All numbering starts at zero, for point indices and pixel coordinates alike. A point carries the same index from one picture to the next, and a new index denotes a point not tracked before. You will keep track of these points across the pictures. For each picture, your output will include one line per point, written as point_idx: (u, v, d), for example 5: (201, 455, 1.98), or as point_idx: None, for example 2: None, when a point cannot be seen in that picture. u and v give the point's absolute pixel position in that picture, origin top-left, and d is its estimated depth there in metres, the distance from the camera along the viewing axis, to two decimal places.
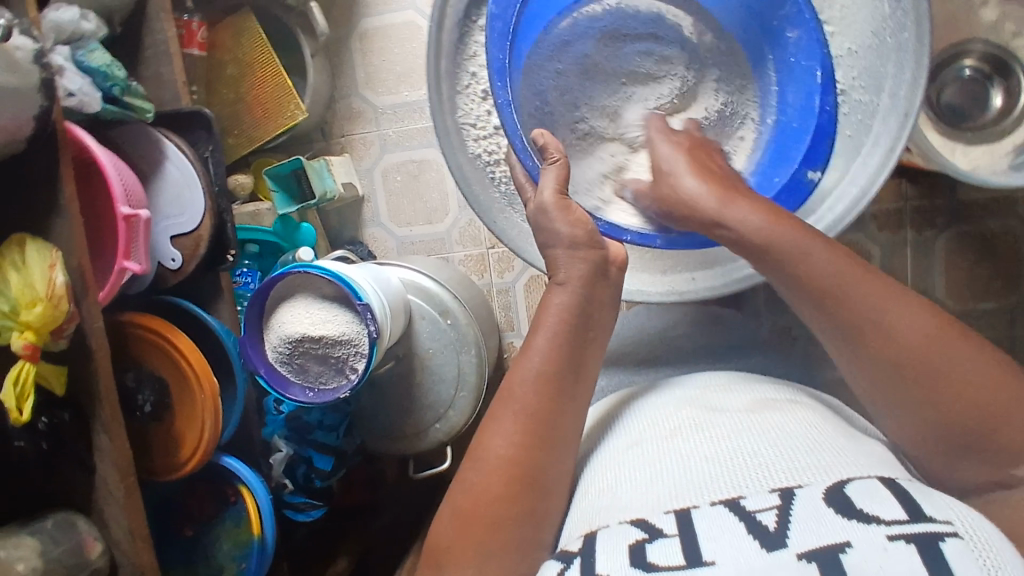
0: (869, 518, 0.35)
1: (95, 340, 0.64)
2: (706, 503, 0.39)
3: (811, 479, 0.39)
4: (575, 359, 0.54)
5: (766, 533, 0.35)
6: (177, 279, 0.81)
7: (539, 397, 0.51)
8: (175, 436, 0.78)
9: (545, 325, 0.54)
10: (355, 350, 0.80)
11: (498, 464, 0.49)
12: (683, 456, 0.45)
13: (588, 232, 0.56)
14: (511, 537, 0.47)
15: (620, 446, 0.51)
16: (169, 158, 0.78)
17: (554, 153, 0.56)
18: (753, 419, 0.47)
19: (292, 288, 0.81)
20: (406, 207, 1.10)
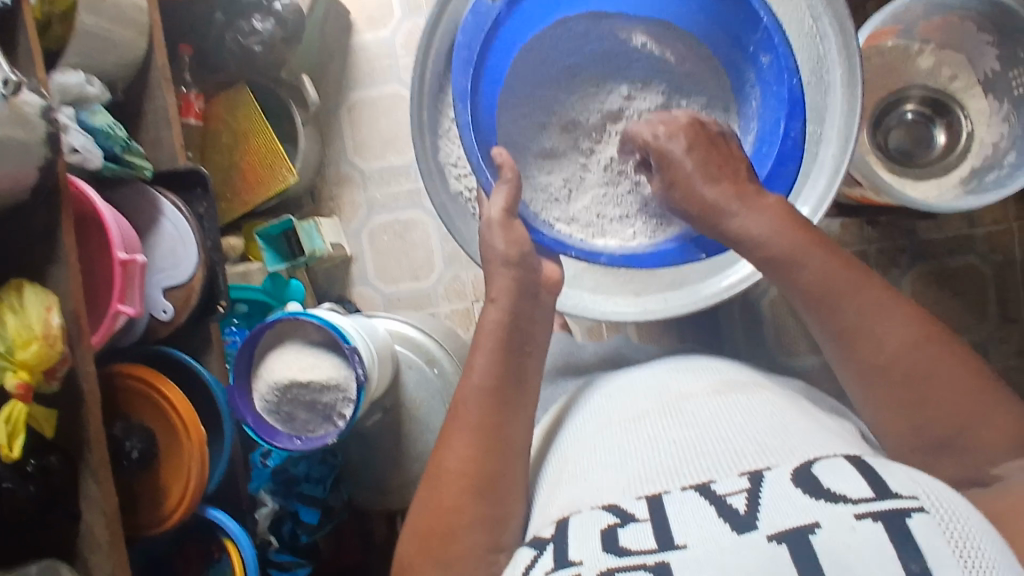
0: (835, 497, 0.33)
1: (87, 385, 0.66)
2: (676, 488, 0.37)
3: (782, 460, 0.37)
4: (517, 364, 0.55)
5: (737, 515, 0.33)
6: (168, 330, 0.82)
7: (482, 411, 0.53)
8: (160, 488, 0.78)
9: (484, 344, 0.56)
10: (342, 395, 0.81)
11: (453, 482, 0.50)
12: (647, 439, 0.44)
13: (520, 252, 0.60)
14: (466, 546, 0.48)
15: (585, 430, 0.51)
16: (164, 215, 0.81)
17: (508, 172, 0.60)
18: (718, 398, 0.46)
19: (281, 335, 0.84)
20: (393, 264, 1.13)
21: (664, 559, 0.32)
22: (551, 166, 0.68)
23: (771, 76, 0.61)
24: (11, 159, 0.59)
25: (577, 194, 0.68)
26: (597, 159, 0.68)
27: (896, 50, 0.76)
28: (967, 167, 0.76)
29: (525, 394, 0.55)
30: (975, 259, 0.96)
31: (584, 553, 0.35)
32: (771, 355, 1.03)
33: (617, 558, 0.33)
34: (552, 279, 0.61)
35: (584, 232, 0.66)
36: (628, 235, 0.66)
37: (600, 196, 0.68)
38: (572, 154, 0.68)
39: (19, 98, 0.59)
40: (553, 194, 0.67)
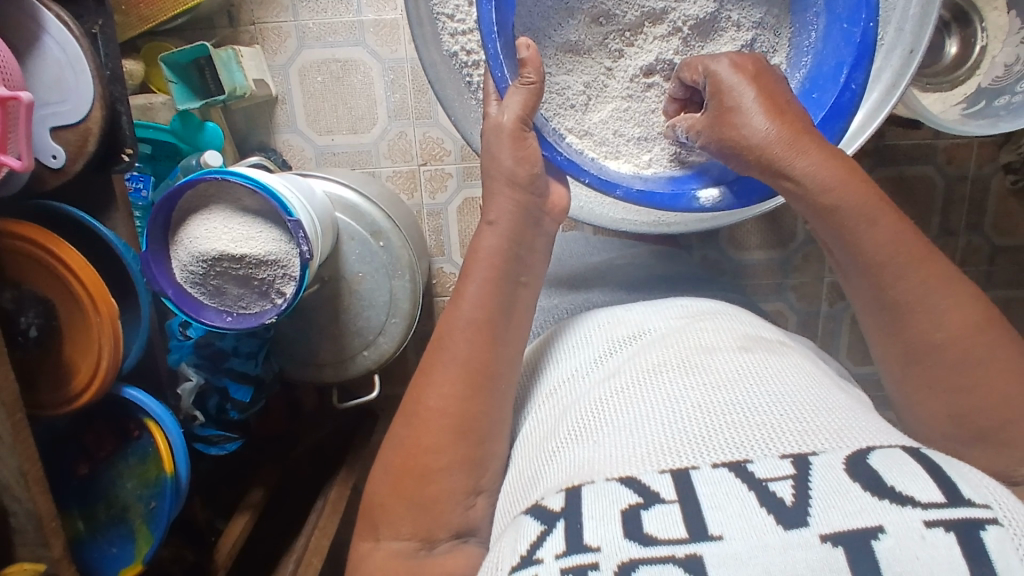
0: (904, 499, 0.34)
1: None
2: (706, 464, 0.38)
3: (826, 446, 0.39)
4: (509, 293, 0.52)
5: (783, 508, 0.35)
6: (60, 181, 0.67)
7: (471, 346, 0.49)
8: (66, 366, 0.69)
9: (474, 272, 0.52)
10: (283, 272, 0.71)
11: (426, 420, 0.48)
12: (673, 400, 0.44)
13: (528, 172, 0.55)
14: (443, 490, 0.47)
15: (594, 380, 0.51)
16: (47, 31, 0.63)
17: (531, 75, 0.54)
18: (744, 364, 0.48)
19: (206, 196, 0.71)
20: (328, 112, 0.98)
21: (697, 552, 0.34)
22: (572, 64, 0.64)
23: (845, 10, 0.55)
24: None
25: (596, 102, 0.64)
26: (625, 66, 0.64)
27: None
28: (973, 84, 0.74)
29: (496, 305, 0.51)
30: (930, 169, 0.96)
31: (605, 539, 0.36)
32: (722, 249, 1.02)
33: (643, 548, 0.35)
34: (558, 207, 0.57)
35: (597, 149, 0.64)
36: (642, 159, 0.64)
37: (620, 110, 0.64)
38: (597, 54, 0.64)
39: None
40: (570, 99, 0.63)
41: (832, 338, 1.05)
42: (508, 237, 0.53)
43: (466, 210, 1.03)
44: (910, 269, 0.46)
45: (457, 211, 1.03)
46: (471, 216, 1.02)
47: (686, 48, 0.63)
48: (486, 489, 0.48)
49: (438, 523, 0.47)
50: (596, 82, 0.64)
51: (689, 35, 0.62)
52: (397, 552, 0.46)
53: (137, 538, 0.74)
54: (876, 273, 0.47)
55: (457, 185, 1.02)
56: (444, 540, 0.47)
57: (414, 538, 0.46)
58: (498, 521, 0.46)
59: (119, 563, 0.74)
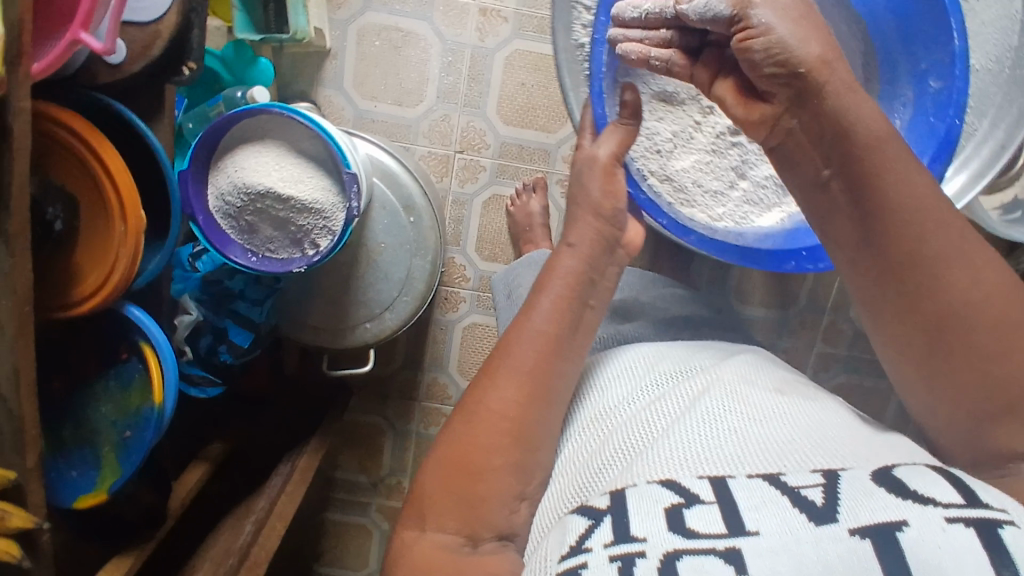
0: (926, 501, 0.37)
1: (19, 128, 0.50)
2: (743, 475, 0.41)
3: (855, 464, 0.42)
4: (579, 310, 0.52)
5: (814, 507, 0.37)
6: (112, 80, 0.64)
7: (537, 356, 0.49)
8: (76, 270, 0.65)
9: (550, 287, 0.52)
10: (323, 224, 0.69)
11: (487, 418, 0.47)
12: (712, 416, 0.48)
13: (613, 207, 0.55)
14: (491, 484, 0.46)
15: (636, 400, 0.54)
16: None
17: (630, 119, 0.56)
18: (775, 395, 0.51)
19: (265, 131, 0.68)
20: (377, 78, 0.97)
21: (736, 545, 0.36)
22: (663, 112, 0.65)
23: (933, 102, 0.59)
24: None
25: (681, 151, 0.66)
26: (713, 122, 0.66)
27: None
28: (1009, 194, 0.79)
29: (567, 320, 0.51)
30: None
31: (648, 531, 0.38)
32: (727, 298, 1.04)
33: (686, 540, 0.37)
34: (632, 244, 0.57)
35: (674, 194, 0.64)
36: (716, 212, 0.65)
37: (702, 162, 0.66)
38: (689, 107, 0.65)
39: None
40: (657, 145, 0.64)
41: None
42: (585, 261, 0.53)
43: (492, 206, 1.02)
44: (932, 233, 0.44)
45: (482, 205, 1.02)
46: (495, 212, 1.01)
47: None
48: (530, 495, 0.48)
49: (481, 521, 0.46)
50: (686, 132, 0.65)
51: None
52: (442, 545, 0.45)
53: (101, 467, 0.69)
54: (886, 235, 0.45)
55: (488, 180, 1.01)
56: (487, 540, 0.46)
57: (459, 533, 0.45)
58: (541, 527, 0.48)
59: (80, 489, 0.69)
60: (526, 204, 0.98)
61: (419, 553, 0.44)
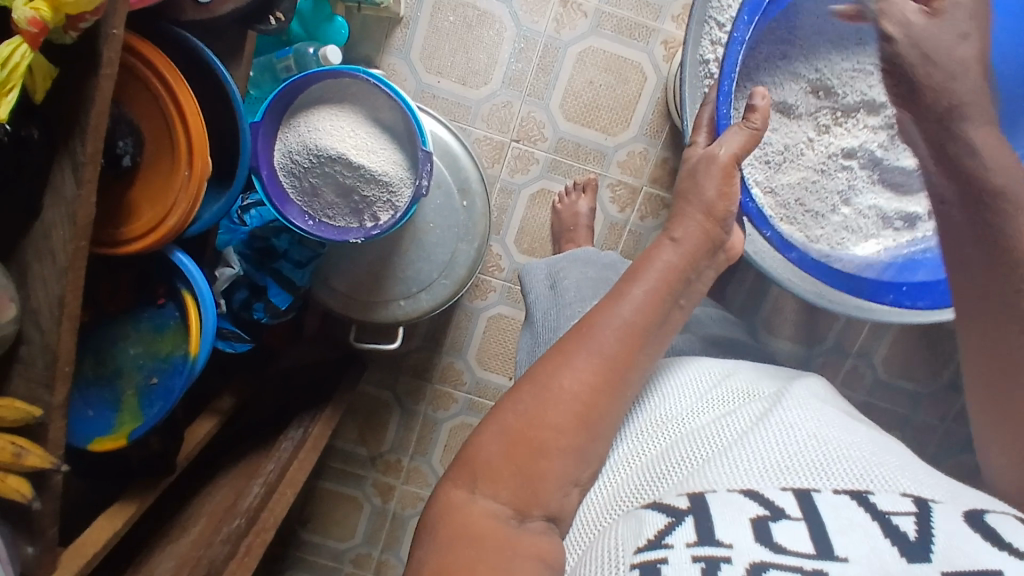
0: (1018, 552, 0.37)
1: (110, 52, 0.47)
2: (829, 489, 0.42)
3: (941, 497, 0.41)
4: (669, 307, 0.50)
5: (908, 541, 0.37)
6: (197, 17, 0.61)
7: (620, 345, 0.47)
8: (127, 204, 0.62)
9: (645, 277, 0.50)
10: (388, 198, 0.67)
11: (558, 397, 0.45)
12: (790, 429, 0.48)
13: (725, 209, 0.54)
14: (550, 469, 0.45)
15: (713, 412, 0.53)
16: None
17: (758, 123, 0.55)
18: (853, 422, 0.51)
19: (346, 96, 0.67)
20: (445, 53, 0.94)
21: (823, 568, 0.36)
22: (780, 122, 0.75)
23: None
24: None
25: (788, 166, 0.76)
26: (826, 141, 0.76)
27: None
28: None
29: (657, 316, 0.49)
30: None
31: (737, 540, 0.38)
32: (755, 328, 1.04)
33: (773, 554, 0.37)
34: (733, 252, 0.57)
35: (776, 206, 0.75)
36: (814, 231, 0.76)
37: (809, 179, 0.76)
38: (806, 123, 0.76)
39: None
40: (768, 157, 0.75)
41: None
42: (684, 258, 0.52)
43: (538, 200, 1.00)
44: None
45: (528, 198, 1.01)
46: (541, 207, 1.00)
47: (889, 143, 0.75)
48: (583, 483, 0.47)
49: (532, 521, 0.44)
50: (798, 147, 0.75)
51: (893, 134, 0.75)
52: (492, 513, 0.43)
53: (120, 411, 0.68)
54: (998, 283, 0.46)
55: (538, 173, 0.99)
56: (536, 518, 0.44)
57: (509, 506, 0.44)
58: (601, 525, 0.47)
59: (95, 430, 0.67)
60: (573, 204, 0.97)
61: (465, 517, 0.42)
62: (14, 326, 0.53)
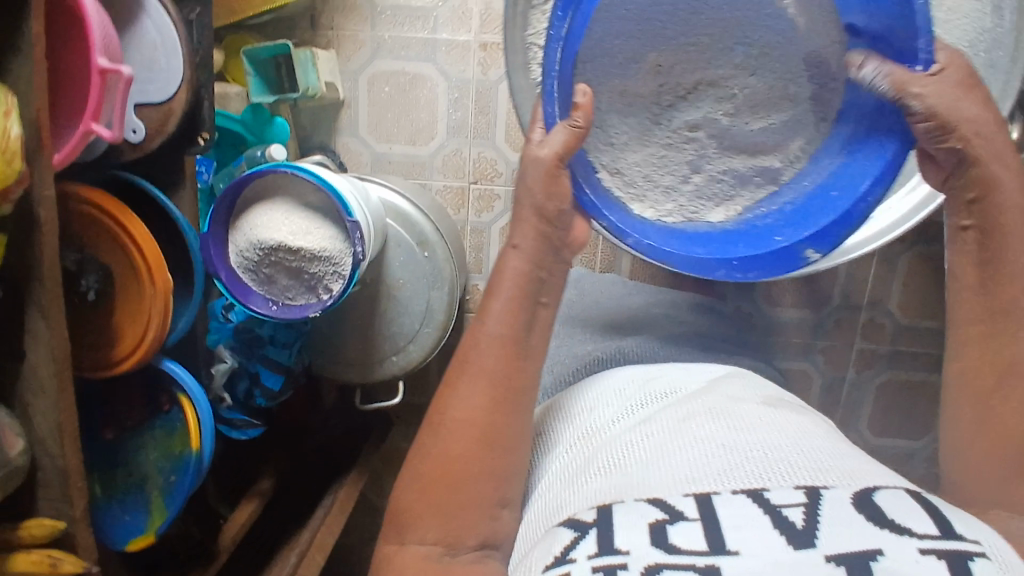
0: (903, 530, 0.36)
1: (44, 210, 0.55)
2: (728, 490, 0.40)
3: (836, 481, 0.40)
4: (531, 312, 0.53)
5: (795, 530, 0.36)
6: (135, 155, 0.69)
7: (496, 360, 0.51)
8: (113, 330, 0.70)
9: (500, 288, 0.53)
10: (333, 270, 0.73)
11: (455, 426, 0.49)
12: (697, 434, 0.46)
13: (557, 208, 0.54)
14: (471, 494, 0.48)
15: (627, 423, 0.52)
16: (147, 13, 0.66)
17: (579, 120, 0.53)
18: (766, 416, 0.49)
19: (275, 188, 0.73)
20: (389, 121, 1.01)
21: (715, 563, 0.35)
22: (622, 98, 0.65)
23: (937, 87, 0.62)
24: None
25: (632, 144, 0.66)
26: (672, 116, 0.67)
27: None
28: None
29: (519, 323, 0.52)
30: None
31: (634, 544, 0.38)
32: (757, 303, 1.02)
33: (666, 555, 0.36)
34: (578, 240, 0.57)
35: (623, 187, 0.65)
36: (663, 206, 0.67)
37: (655, 154, 0.67)
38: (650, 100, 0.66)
39: None
40: (608, 137, 0.65)
41: (854, 406, 1.05)
42: (531, 262, 0.54)
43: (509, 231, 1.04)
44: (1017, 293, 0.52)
45: (500, 231, 1.05)
46: None
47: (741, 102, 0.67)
48: (511, 501, 0.50)
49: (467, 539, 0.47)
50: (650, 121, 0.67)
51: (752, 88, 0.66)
52: (423, 556, 0.47)
53: (151, 510, 0.75)
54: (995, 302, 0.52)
55: (503, 206, 1.04)
56: (470, 549, 0.48)
57: (439, 544, 0.48)
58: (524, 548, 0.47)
59: (131, 532, 0.75)
60: None
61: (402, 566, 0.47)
62: (26, 457, 0.60)
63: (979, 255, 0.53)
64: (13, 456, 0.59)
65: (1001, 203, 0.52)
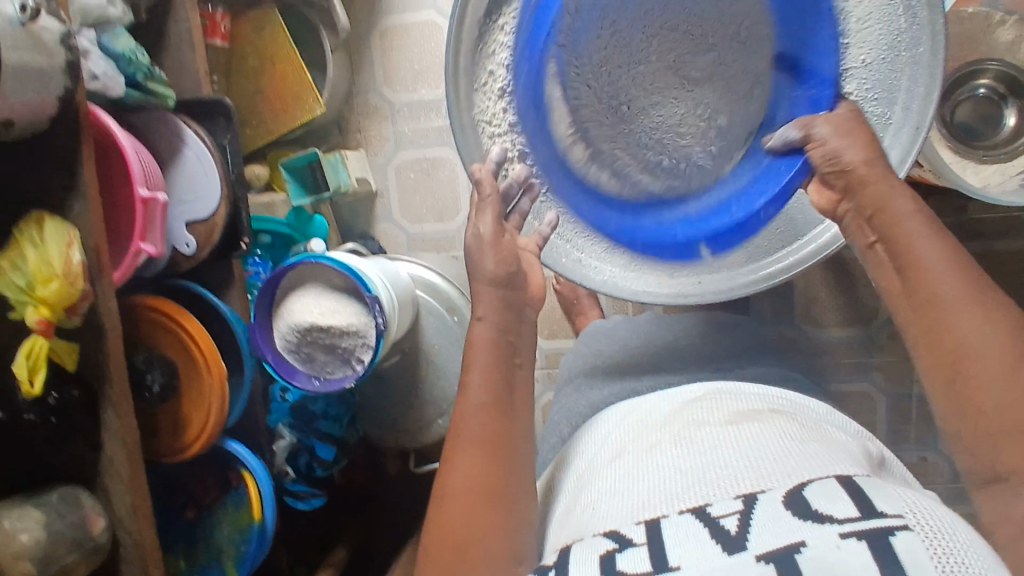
0: (823, 518, 0.33)
1: (108, 318, 0.66)
2: (674, 512, 0.38)
3: (777, 483, 0.37)
4: (508, 375, 0.55)
5: (727, 536, 0.34)
6: (190, 264, 0.82)
7: (485, 426, 0.53)
8: (182, 418, 0.80)
9: (476, 360, 0.55)
10: (361, 342, 0.80)
11: (460, 495, 0.51)
12: (654, 463, 0.43)
13: (508, 272, 0.56)
14: (479, 554, 0.49)
15: (601, 459, 0.50)
16: (187, 145, 0.79)
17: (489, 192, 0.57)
18: (729, 428, 0.45)
19: (304, 277, 0.82)
20: (418, 203, 1.10)
21: None
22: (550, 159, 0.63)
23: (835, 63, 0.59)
24: (30, 88, 0.58)
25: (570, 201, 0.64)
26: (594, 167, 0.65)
27: (975, 18, 0.72)
28: None
29: (500, 389, 0.54)
30: None
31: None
32: (799, 327, 0.99)
33: None
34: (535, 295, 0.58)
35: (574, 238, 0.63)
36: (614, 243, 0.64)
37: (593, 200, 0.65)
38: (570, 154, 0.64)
39: (35, 25, 0.58)
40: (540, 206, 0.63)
41: (929, 423, 0.98)
42: (499, 328, 0.56)
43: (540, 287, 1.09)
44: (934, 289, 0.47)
45: None
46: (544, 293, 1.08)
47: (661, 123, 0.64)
48: (526, 557, 0.50)
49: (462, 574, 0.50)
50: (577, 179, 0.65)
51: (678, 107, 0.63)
52: None
53: None
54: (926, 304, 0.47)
55: None
56: None
57: None
58: None
59: None
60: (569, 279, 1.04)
61: None
62: (107, 534, 0.69)
63: (894, 266, 0.50)
64: (95, 535, 0.68)
65: (889, 213, 0.50)
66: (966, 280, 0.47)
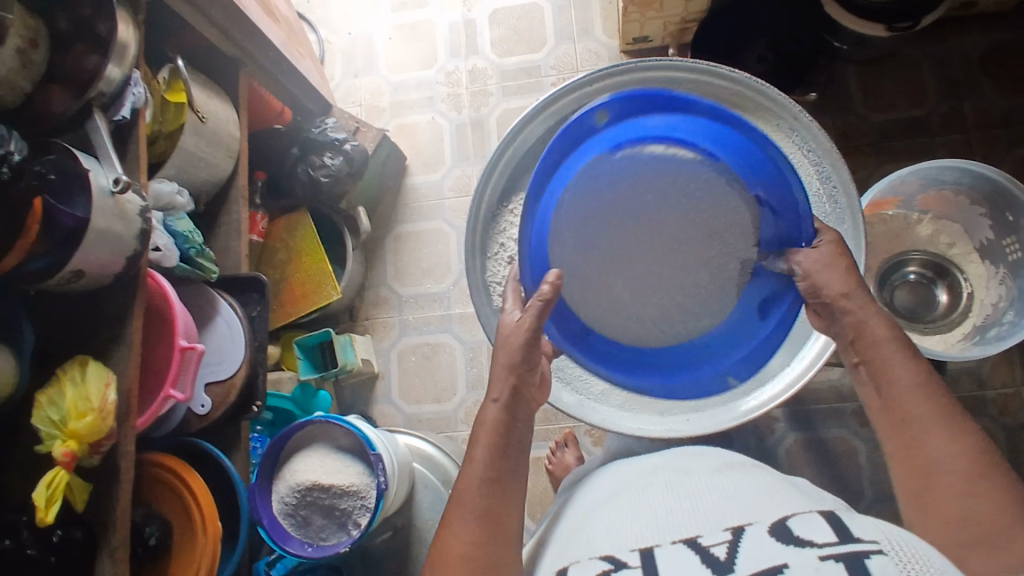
0: (805, 543, 0.36)
1: (123, 462, 0.69)
2: (667, 542, 0.42)
3: (763, 518, 0.42)
4: (511, 457, 0.58)
5: (716, 562, 0.37)
6: (202, 424, 0.85)
7: (487, 497, 0.55)
8: None
9: (483, 438, 0.59)
10: (360, 503, 0.82)
11: (451, 563, 0.52)
12: (651, 505, 0.49)
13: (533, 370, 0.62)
14: None
15: (597, 507, 0.56)
16: (219, 313, 0.88)
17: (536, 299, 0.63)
18: (715, 480, 0.52)
19: (309, 438, 0.86)
20: (418, 385, 1.17)
21: None
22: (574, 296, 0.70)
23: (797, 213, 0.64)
24: (105, 247, 0.68)
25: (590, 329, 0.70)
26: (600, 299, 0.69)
27: (898, 218, 0.89)
28: (969, 325, 0.86)
29: (503, 467, 0.57)
30: (988, 422, 0.97)
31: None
32: None
33: None
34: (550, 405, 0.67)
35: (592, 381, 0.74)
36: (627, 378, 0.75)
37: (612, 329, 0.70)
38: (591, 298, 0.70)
39: (124, 197, 0.70)
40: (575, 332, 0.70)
41: None
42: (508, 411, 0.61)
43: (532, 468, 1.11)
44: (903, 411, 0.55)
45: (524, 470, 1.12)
46: (537, 474, 1.10)
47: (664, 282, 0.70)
48: None
49: None
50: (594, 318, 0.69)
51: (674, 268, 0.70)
52: None
53: None
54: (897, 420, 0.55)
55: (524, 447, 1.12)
56: None
57: None
58: None
59: None
60: (562, 458, 1.04)
61: None
62: None
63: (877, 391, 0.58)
64: None
65: (869, 336, 0.59)
66: (933, 406, 0.54)
